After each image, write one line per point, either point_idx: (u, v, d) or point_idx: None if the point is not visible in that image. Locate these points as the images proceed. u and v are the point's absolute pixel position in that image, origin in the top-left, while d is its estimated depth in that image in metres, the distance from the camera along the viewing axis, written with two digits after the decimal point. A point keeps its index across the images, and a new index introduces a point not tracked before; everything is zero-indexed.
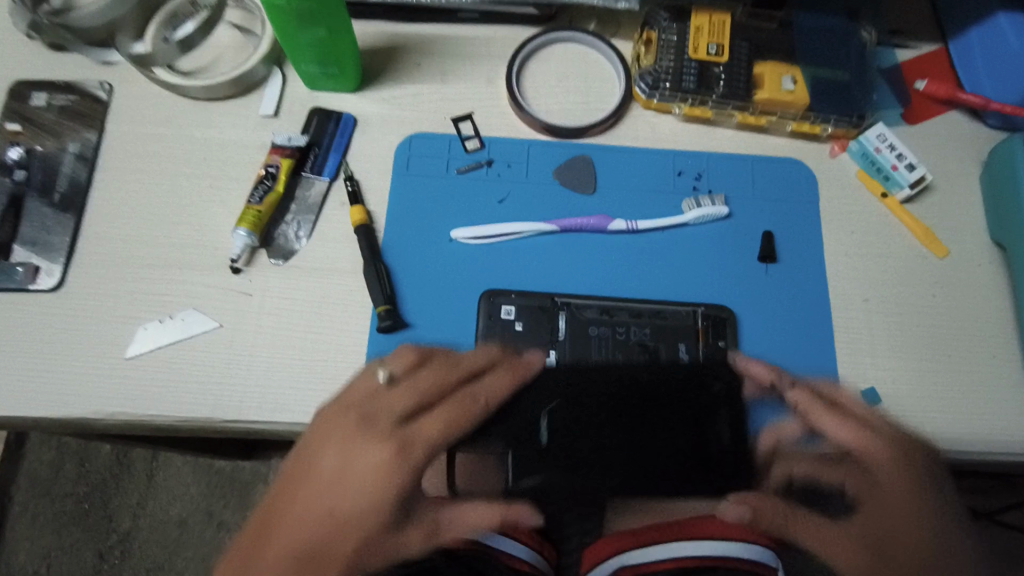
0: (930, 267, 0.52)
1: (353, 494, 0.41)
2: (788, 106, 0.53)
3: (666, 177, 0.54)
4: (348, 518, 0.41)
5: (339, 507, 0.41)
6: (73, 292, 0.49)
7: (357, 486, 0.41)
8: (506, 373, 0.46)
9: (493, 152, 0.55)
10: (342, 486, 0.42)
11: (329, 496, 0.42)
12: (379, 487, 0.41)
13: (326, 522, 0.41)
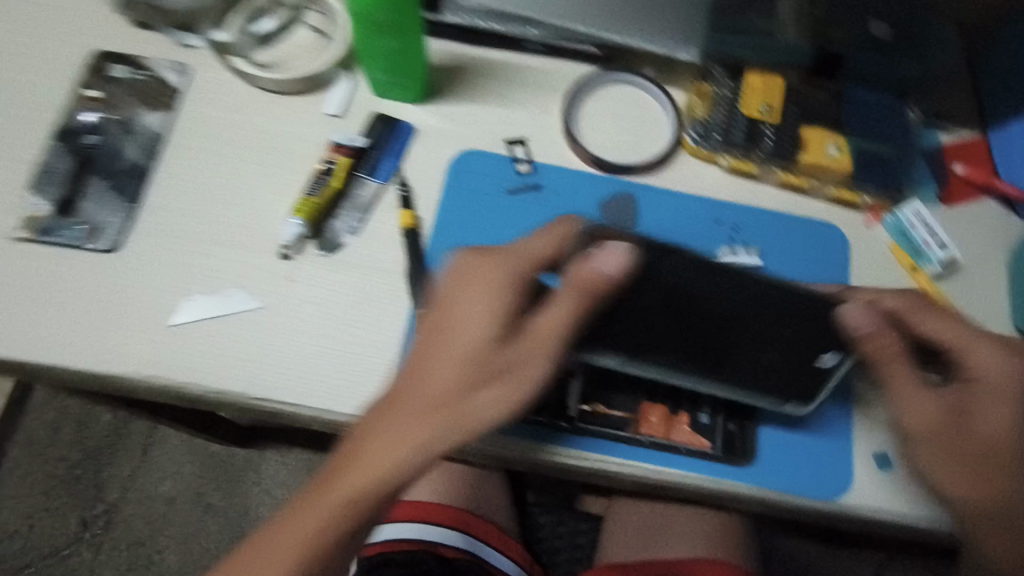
0: None
1: (419, 416, 0.43)
2: (830, 172, 0.56)
3: (705, 225, 0.56)
4: (428, 417, 0.43)
5: (419, 427, 0.43)
6: (127, 257, 0.51)
7: (430, 414, 0.43)
8: (554, 240, 0.46)
9: (542, 178, 0.57)
10: (419, 409, 0.43)
11: (416, 405, 0.43)
12: (469, 406, 0.43)
13: (403, 441, 0.43)
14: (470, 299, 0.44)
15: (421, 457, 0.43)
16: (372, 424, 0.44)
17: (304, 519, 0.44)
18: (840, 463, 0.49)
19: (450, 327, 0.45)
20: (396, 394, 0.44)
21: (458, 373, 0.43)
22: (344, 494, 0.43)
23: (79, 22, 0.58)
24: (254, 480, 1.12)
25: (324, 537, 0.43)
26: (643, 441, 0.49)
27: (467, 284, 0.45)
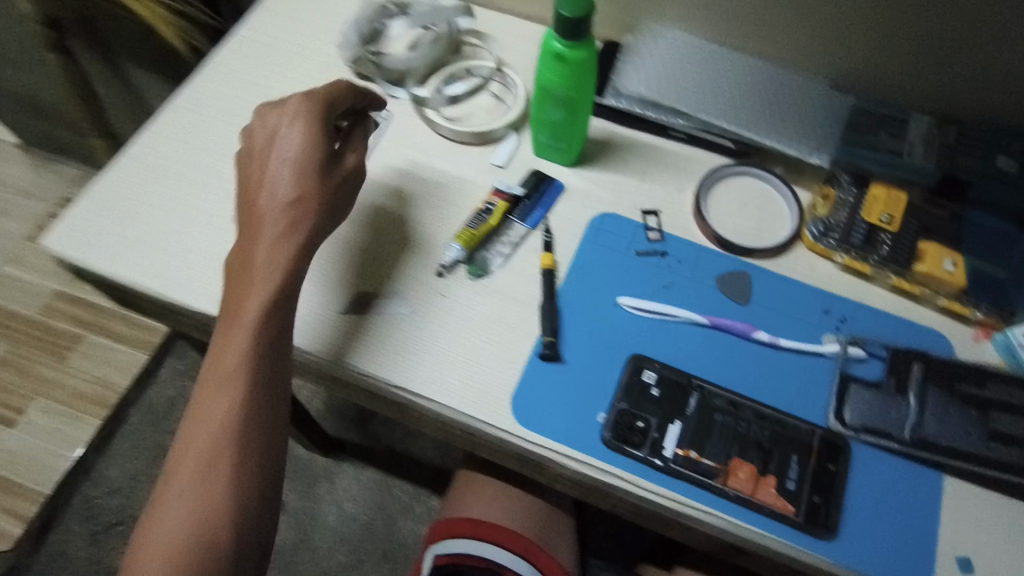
0: None
1: (248, 321, 0.51)
2: (944, 284, 0.60)
3: (814, 311, 0.61)
4: (241, 324, 0.51)
5: (240, 327, 0.51)
6: (315, 253, 0.62)
7: (245, 326, 0.51)
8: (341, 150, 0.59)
9: (668, 246, 0.64)
10: (233, 317, 0.51)
11: (259, 325, 0.51)
12: (253, 304, 0.51)
13: (229, 346, 0.50)
14: (283, 182, 0.55)
15: (240, 363, 0.50)
16: (248, 345, 0.50)
17: (184, 426, 0.49)
18: (924, 561, 0.51)
19: (258, 199, 0.55)
20: (256, 321, 0.51)
21: (263, 280, 0.52)
22: (225, 404, 0.49)
23: (313, 70, 0.73)
24: (326, 488, 1.37)
25: (224, 452, 0.47)
26: (730, 494, 0.52)
27: (261, 181, 0.56)
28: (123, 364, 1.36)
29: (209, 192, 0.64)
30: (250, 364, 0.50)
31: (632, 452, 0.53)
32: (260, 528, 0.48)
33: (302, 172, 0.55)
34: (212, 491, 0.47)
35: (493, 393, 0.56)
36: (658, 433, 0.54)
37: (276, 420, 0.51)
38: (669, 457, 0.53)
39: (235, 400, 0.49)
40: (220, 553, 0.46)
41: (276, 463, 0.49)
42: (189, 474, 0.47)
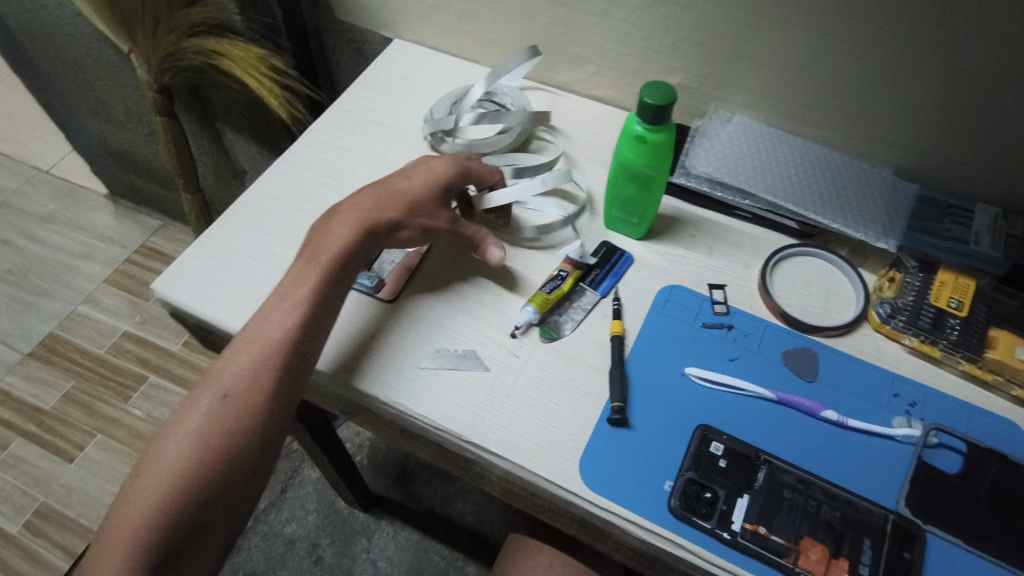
0: None
1: (263, 353, 0.55)
2: (1018, 373, 0.59)
3: (883, 393, 0.61)
4: (258, 350, 0.55)
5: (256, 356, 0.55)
6: (396, 308, 0.66)
7: (258, 352, 0.55)
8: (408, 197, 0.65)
9: (734, 320, 0.65)
10: (252, 341, 0.56)
11: (268, 353, 0.55)
12: (272, 338, 0.56)
13: (239, 368, 0.55)
14: (339, 229, 0.62)
15: (241, 392, 0.54)
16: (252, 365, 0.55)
17: (174, 425, 0.53)
18: None
19: (311, 247, 0.61)
20: (265, 347, 0.55)
21: (285, 318, 0.57)
22: (211, 407, 0.53)
23: (400, 140, 0.79)
24: (364, 546, 1.36)
25: (189, 475, 0.51)
26: (800, 575, 0.51)
27: (321, 231, 0.62)
28: (180, 407, 1.41)
29: (302, 247, 0.69)
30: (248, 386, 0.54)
31: (699, 524, 0.53)
32: (210, 532, 0.52)
33: (352, 228, 0.62)
34: (180, 482, 0.51)
35: (561, 453, 0.57)
36: (726, 505, 0.54)
37: (261, 459, 0.54)
38: (737, 531, 0.53)
39: (225, 410, 0.53)
40: (172, 535, 0.50)
41: (245, 479, 0.53)
42: (169, 459, 0.51)
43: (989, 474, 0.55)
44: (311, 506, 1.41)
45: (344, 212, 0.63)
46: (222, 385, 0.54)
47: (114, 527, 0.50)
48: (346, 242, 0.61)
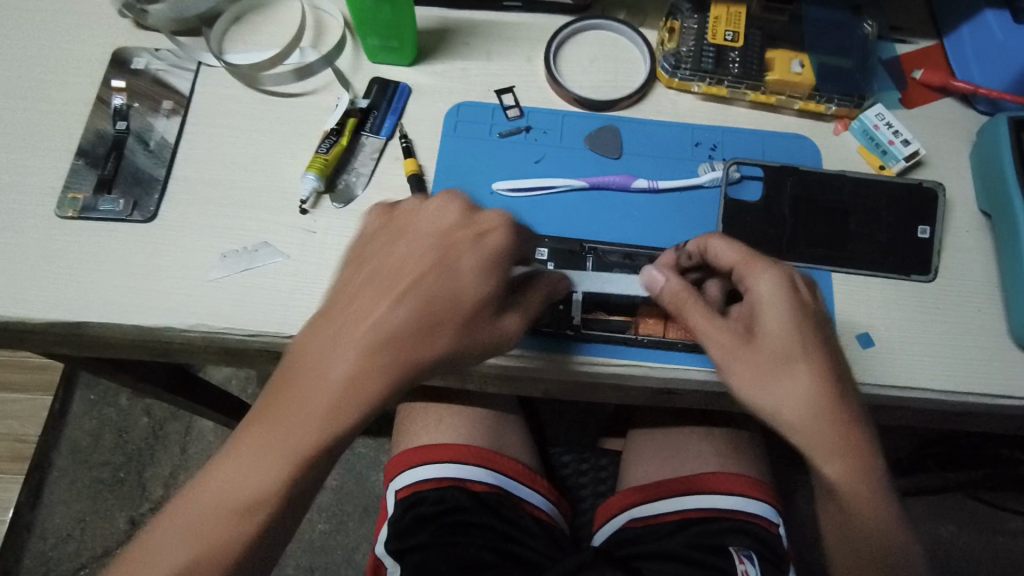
0: (930, 239, 0.56)
1: (183, 534, 0.42)
2: (796, 87, 0.59)
3: (685, 147, 0.60)
4: (239, 510, 0.42)
5: (252, 514, 0.42)
6: (162, 226, 0.56)
7: (271, 445, 0.42)
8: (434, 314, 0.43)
9: (530, 120, 0.61)
10: (356, 387, 0.41)
11: (224, 517, 0.42)
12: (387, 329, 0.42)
13: (244, 482, 0.42)
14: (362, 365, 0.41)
15: (308, 411, 0.41)
16: (244, 531, 0.42)
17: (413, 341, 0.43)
18: None
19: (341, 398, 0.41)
20: (240, 503, 0.42)
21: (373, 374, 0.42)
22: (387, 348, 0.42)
23: (93, 27, 0.64)
24: None
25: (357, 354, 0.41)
26: (643, 341, 0.53)
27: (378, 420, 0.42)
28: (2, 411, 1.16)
29: (18, 194, 0.57)
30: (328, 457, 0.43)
31: (542, 331, 0.53)
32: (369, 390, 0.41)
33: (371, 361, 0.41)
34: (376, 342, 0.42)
35: None
36: (563, 304, 0.54)
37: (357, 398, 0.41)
38: (579, 324, 0.53)
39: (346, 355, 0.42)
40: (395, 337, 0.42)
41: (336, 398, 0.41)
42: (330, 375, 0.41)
43: (789, 190, 0.57)
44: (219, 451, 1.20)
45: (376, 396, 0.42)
46: (427, 314, 0.43)
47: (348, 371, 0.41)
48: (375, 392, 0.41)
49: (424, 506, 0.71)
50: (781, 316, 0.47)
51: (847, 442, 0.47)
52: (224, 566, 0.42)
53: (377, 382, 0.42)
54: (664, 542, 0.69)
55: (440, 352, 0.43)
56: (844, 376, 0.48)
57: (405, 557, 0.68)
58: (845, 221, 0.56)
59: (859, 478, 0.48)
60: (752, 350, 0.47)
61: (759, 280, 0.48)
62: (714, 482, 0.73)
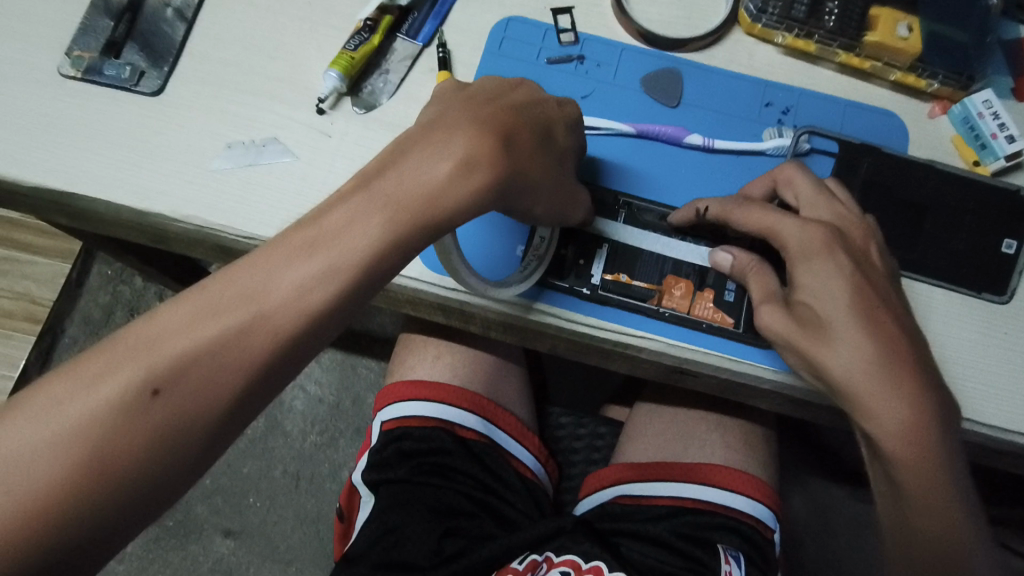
0: (1015, 255, 0.49)
1: (193, 310, 0.33)
2: (897, 54, 0.51)
3: (753, 106, 0.53)
4: (246, 298, 0.34)
5: (262, 324, 0.34)
6: (169, 104, 0.52)
7: (316, 252, 0.35)
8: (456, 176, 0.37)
9: (585, 49, 0.54)
10: (286, 288, 0.34)
11: (237, 331, 0.33)
12: (303, 269, 0.34)
13: (266, 281, 0.34)
14: (294, 272, 0.34)
15: (382, 211, 0.36)
16: (247, 334, 0.33)
17: (357, 254, 0.35)
18: None
19: (257, 300, 0.34)
20: (247, 297, 0.34)
21: (313, 280, 0.34)
22: (313, 260, 0.35)
23: None
24: None
25: (310, 253, 0.35)
26: (665, 314, 0.48)
27: (235, 361, 0.33)
28: None
29: (27, 44, 0.53)
30: (366, 286, 0.36)
31: (556, 284, 0.48)
32: (259, 329, 0.34)
33: (311, 265, 0.34)
34: (393, 205, 0.36)
35: None
36: (584, 259, 0.49)
37: (260, 312, 0.34)
38: (597, 284, 0.48)
39: (320, 234, 0.35)
40: (411, 204, 0.36)
41: (230, 312, 0.34)
42: (254, 277, 0.34)
43: (863, 174, 0.50)
44: None
45: (249, 338, 0.33)
46: (516, 135, 0.39)
47: (269, 277, 0.34)
48: (264, 329, 0.34)
49: (406, 443, 0.68)
50: (822, 273, 0.43)
51: (897, 396, 0.40)
52: (180, 382, 0.32)
53: (492, 180, 0.37)
54: (649, 524, 0.66)
55: (535, 183, 0.40)
56: (902, 332, 0.42)
57: (379, 489, 0.68)
58: (920, 219, 0.49)
59: (909, 437, 0.40)
60: (787, 315, 0.43)
61: (790, 231, 0.44)
62: (718, 475, 0.68)
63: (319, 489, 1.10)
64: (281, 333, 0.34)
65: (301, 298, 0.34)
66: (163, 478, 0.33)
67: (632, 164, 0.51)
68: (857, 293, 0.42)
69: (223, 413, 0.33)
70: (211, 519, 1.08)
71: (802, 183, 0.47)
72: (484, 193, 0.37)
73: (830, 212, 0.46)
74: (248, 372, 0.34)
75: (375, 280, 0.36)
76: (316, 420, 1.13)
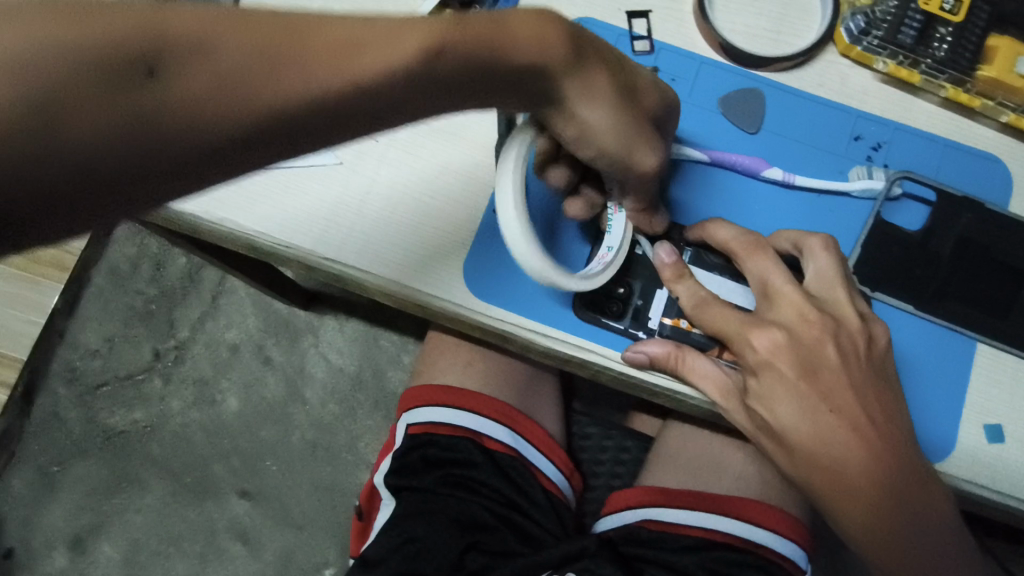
0: None
1: (218, 18, 0.26)
2: (1012, 93, 0.46)
3: (841, 139, 0.48)
4: (283, 34, 0.27)
5: (296, 63, 0.27)
6: None
7: (371, 31, 0.29)
8: (533, 43, 0.33)
9: (659, 60, 0.49)
10: (328, 60, 0.27)
11: (264, 56, 0.26)
12: (351, 49, 0.28)
13: (313, 25, 0.27)
14: (336, 40, 0.28)
15: (454, 28, 0.31)
16: (275, 70, 0.26)
17: (407, 52, 0.29)
18: (948, 432, 0.44)
19: (286, 50, 0.27)
20: (285, 31, 0.27)
21: (361, 52, 0.28)
22: (371, 38, 0.29)
23: None
24: (312, 345, 1.12)
25: (362, 32, 0.29)
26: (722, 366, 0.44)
27: (222, 104, 0.26)
28: None
29: None
30: (408, 97, 0.30)
31: (610, 325, 0.45)
32: (267, 87, 0.26)
33: (368, 35, 0.29)
34: (472, 33, 0.31)
35: (437, 258, 0.47)
36: (642, 300, 0.45)
37: (283, 68, 0.26)
38: (654, 329, 0.45)
39: (383, 24, 0.29)
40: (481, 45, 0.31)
41: (250, 42, 0.26)
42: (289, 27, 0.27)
43: (958, 227, 0.45)
44: (248, 311, 1.12)
45: (256, 85, 0.26)
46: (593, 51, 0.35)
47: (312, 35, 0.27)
48: (286, 79, 0.27)
49: (432, 450, 0.67)
50: (807, 355, 0.40)
51: (873, 488, 0.40)
52: (175, 60, 0.25)
53: (566, 49, 0.34)
54: (677, 555, 0.64)
55: (599, 90, 0.35)
56: (848, 441, 0.39)
57: (401, 494, 0.67)
58: (1014, 283, 0.45)
59: (880, 525, 0.41)
60: (769, 390, 0.40)
61: (786, 308, 0.41)
62: (762, 514, 0.65)
63: (335, 459, 1.08)
64: (296, 98, 0.27)
65: (337, 71, 0.27)
66: (100, 175, 0.25)
67: (699, 197, 0.47)
68: (845, 383, 0.40)
69: (205, 149, 0.26)
70: (227, 479, 1.08)
71: (779, 276, 0.41)
72: (542, 60, 0.33)
73: (794, 313, 0.41)
74: (255, 120, 0.27)
75: (415, 96, 0.30)
76: (335, 390, 1.10)
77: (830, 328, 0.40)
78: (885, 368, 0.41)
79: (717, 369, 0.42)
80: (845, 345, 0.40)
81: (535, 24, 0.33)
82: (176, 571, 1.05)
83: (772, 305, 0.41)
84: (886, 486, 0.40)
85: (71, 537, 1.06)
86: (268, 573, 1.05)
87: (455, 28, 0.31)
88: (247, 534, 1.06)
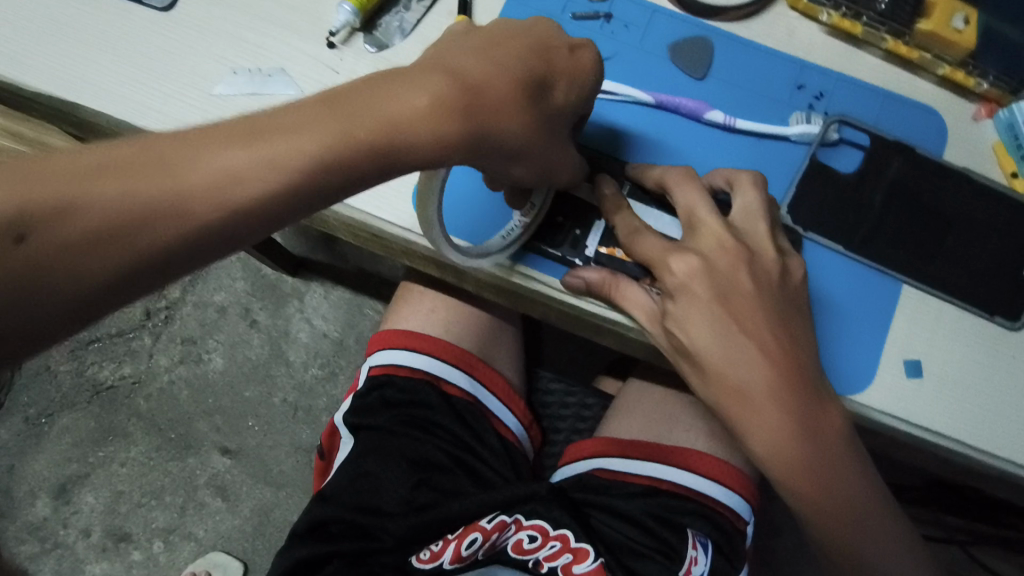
0: None
1: (103, 174, 0.31)
2: (948, 46, 0.47)
3: (785, 86, 0.50)
4: (163, 167, 0.31)
5: (179, 198, 0.31)
6: (180, 25, 0.50)
7: (259, 150, 0.33)
8: (427, 123, 0.35)
9: (614, 7, 0.51)
10: (219, 184, 0.32)
11: (138, 209, 0.31)
12: (242, 171, 0.32)
13: (191, 159, 0.32)
14: (232, 161, 0.32)
15: (335, 137, 0.34)
16: (151, 217, 0.31)
17: (290, 171, 0.33)
18: (869, 366, 0.45)
19: (175, 197, 0.31)
20: (165, 171, 0.31)
21: (252, 171, 0.32)
22: (255, 156, 0.32)
23: None
24: (297, 308, 1.14)
25: (248, 159, 0.32)
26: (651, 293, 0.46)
27: (117, 258, 0.31)
28: None
29: None
30: (299, 202, 0.34)
31: (548, 252, 0.47)
32: (158, 230, 0.31)
33: (251, 154, 0.32)
34: (358, 138, 0.34)
35: (391, 190, 0.49)
36: (581, 230, 0.47)
37: (175, 214, 0.31)
38: (590, 257, 0.47)
39: (267, 143, 0.33)
40: (369, 146, 0.34)
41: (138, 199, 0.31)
42: (182, 163, 0.32)
43: (889, 173, 0.47)
44: (237, 273, 1.15)
45: (147, 230, 0.31)
46: (494, 93, 0.37)
47: (198, 166, 0.32)
48: (177, 226, 0.32)
49: (390, 391, 0.69)
50: (722, 282, 0.42)
51: (783, 414, 0.41)
52: (61, 234, 0.30)
53: (458, 123, 0.35)
54: (623, 502, 0.66)
55: (509, 141, 0.38)
56: (757, 364, 0.41)
57: (359, 433, 0.69)
58: (940, 229, 0.47)
59: (792, 454, 0.42)
60: (685, 314, 0.42)
61: (705, 237, 0.42)
62: (708, 466, 0.66)
63: (314, 420, 1.11)
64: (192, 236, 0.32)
65: (227, 204, 0.32)
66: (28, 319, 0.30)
67: (645, 138, 0.49)
68: (761, 314, 0.42)
69: (107, 283, 0.31)
70: (210, 435, 1.10)
71: (702, 206, 0.42)
72: (449, 144, 0.35)
73: (713, 242, 0.42)
74: (143, 256, 0.31)
75: (309, 201, 0.34)
76: (317, 353, 1.13)
77: (747, 260, 0.42)
78: (800, 299, 0.43)
79: (646, 296, 0.44)
80: (761, 276, 0.42)
81: (423, 104, 0.35)
82: (156, 523, 1.08)
83: (694, 235, 0.43)
84: (796, 413, 0.41)
85: (56, 485, 1.09)
86: (245, 528, 1.08)
87: (336, 142, 0.34)
88: (227, 489, 1.09)
